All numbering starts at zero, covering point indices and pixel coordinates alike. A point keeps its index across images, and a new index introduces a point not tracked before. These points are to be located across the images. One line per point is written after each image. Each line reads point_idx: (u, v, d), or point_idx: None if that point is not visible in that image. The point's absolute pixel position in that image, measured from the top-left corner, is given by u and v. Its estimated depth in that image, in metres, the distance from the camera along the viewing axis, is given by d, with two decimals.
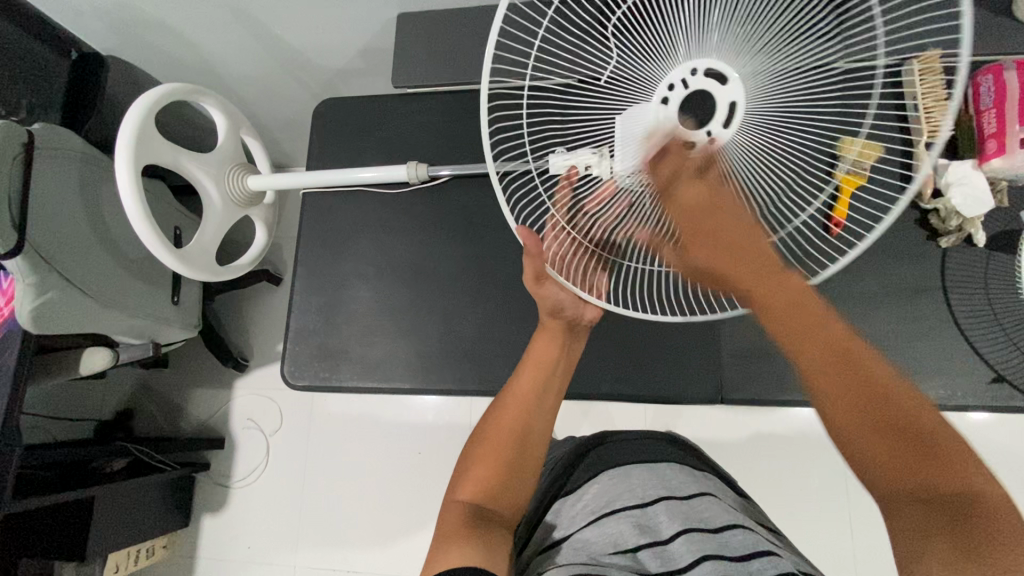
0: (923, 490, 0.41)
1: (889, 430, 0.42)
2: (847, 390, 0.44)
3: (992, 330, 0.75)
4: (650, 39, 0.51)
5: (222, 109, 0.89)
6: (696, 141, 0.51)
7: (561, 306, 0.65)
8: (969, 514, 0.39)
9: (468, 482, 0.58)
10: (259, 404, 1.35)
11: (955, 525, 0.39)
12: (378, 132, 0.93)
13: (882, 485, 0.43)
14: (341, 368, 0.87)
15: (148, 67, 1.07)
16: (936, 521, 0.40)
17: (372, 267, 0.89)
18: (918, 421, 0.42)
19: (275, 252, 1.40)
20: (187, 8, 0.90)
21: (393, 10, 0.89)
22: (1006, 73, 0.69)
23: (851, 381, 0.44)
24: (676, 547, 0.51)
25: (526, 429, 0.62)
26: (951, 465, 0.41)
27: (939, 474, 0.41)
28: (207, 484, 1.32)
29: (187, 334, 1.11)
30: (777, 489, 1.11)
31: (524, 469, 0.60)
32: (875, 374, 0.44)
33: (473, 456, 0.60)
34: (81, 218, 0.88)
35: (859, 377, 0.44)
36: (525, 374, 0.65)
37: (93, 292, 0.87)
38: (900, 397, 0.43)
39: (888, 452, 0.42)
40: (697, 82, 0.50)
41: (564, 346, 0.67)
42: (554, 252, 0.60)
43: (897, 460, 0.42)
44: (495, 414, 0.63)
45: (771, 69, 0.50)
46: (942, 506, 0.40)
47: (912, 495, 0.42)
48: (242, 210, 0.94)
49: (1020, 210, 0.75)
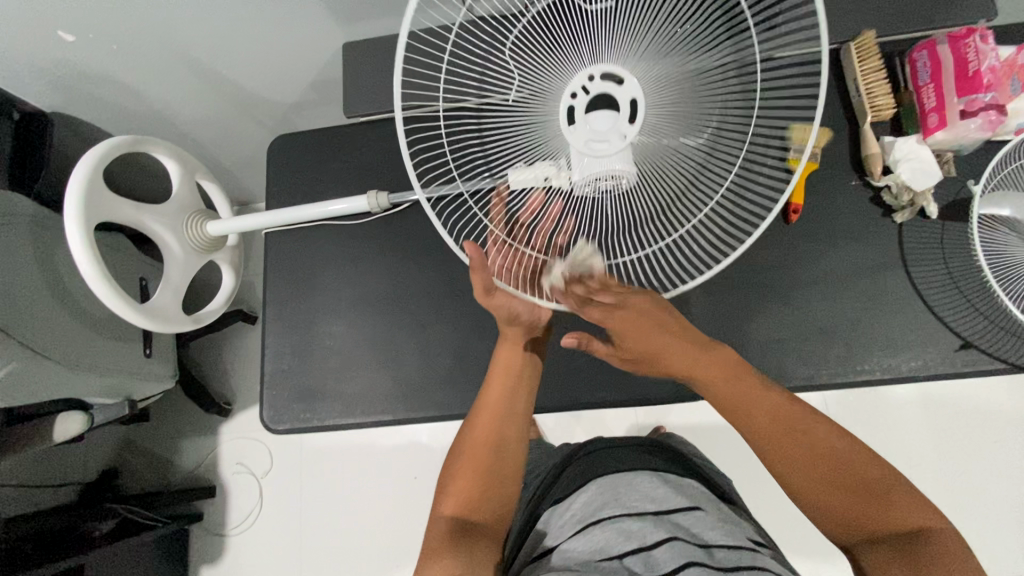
0: (874, 529, 0.51)
1: (841, 487, 0.52)
2: (790, 448, 0.54)
3: (954, 298, 0.77)
4: (546, 48, 0.56)
5: (174, 157, 0.88)
6: (608, 141, 0.54)
7: (516, 314, 0.62)
8: (915, 545, 0.48)
9: (450, 499, 0.58)
10: (248, 446, 1.32)
11: (906, 555, 0.48)
12: (335, 164, 0.92)
13: (846, 526, 0.52)
14: (320, 406, 0.85)
15: (96, 120, 1.04)
16: (891, 553, 0.49)
17: (342, 301, 0.88)
18: (877, 474, 0.52)
19: (247, 292, 1.38)
20: (128, 57, 0.89)
21: (339, 40, 0.90)
22: (939, 47, 0.71)
23: (790, 443, 0.54)
24: (660, 552, 0.51)
25: (503, 438, 0.62)
26: (896, 506, 0.51)
27: (886, 515, 0.51)
28: (202, 535, 1.29)
29: (163, 385, 1.10)
30: (771, 472, 1.12)
31: (502, 484, 0.59)
32: (825, 442, 0.54)
33: (452, 472, 0.61)
34: (39, 283, 0.86)
35: (805, 438, 0.54)
36: (494, 386, 0.65)
37: (59, 355, 0.85)
38: (853, 458, 0.53)
39: (836, 497, 0.52)
40: (596, 87, 0.54)
41: (526, 352, 0.67)
42: (499, 263, 0.62)
43: (848, 505, 0.52)
44: (469, 426, 0.63)
45: (663, 70, 0.54)
46: (890, 542, 0.50)
47: (870, 537, 0.51)
48: (203, 256, 0.92)
49: (968, 178, 0.77)
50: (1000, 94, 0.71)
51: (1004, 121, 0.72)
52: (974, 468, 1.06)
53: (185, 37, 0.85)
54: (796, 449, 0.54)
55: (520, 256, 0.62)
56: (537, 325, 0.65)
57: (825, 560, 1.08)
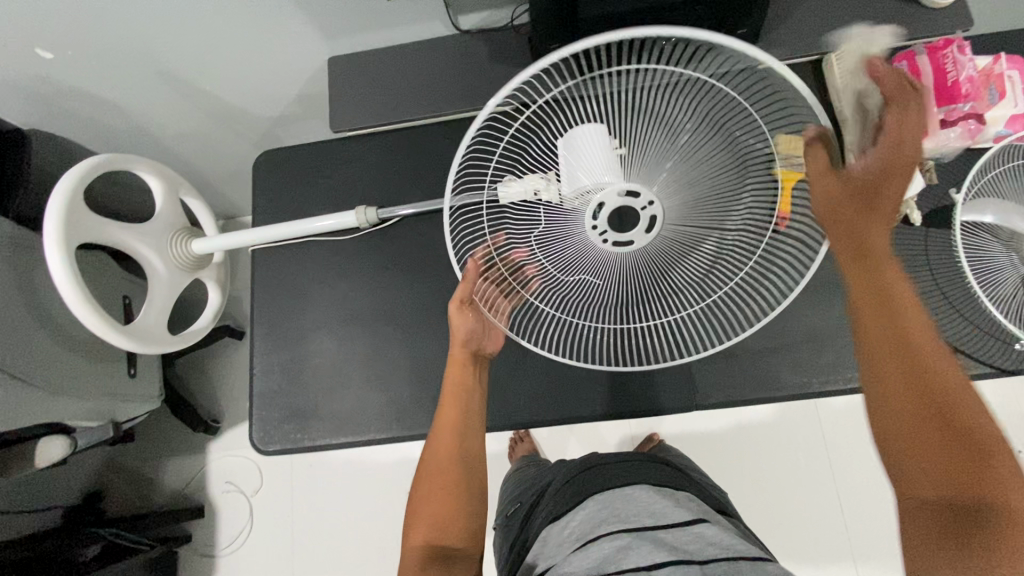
0: (916, 446, 0.44)
1: (921, 402, 0.45)
2: (884, 332, 0.48)
3: (940, 305, 0.78)
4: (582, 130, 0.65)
5: (157, 175, 0.86)
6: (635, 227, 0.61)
7: (472, 335, 0.71)
8: (956, 486, 0.42)
9: (421, 523, 0.59)
10: (237, 465, 1.30)
11: (938, 476, 0.43)
12: (322, 180, 0.92)
13: (887, 429, 0.46)
14: (311, 426, 0.84)
15: (75, 136, 1.02)
16: (918, 469, 0.44)
17: (332, 318, 0.87)
18: (975, 421, 0.43)
19: (235, 307, 1.36)
20: (108, 74, 0.87)
21: (324, 55, 0.89)
22: (919, 58, 0.72)
23: (892, 341, 0.47)
24: (661, 574, 0.49)
25: (463, 455, 0.64)
26: (968, 460, 0.42)
27: (953, 452, 0.42)
28: (191, 556, 1.26)
29: (149, 406, 1.08)
30: (766, 478, 1.12)
31: (471, 502, 0.61)
32: (935, 365, 0.45)
33: (421, 494, 0.61)
34: (18, 305, 0.84)
35: (903, 336, 0.47)
36: (446, 406, 0.68)
37: (39, 380, 0.83)
38: (951, 389, 0.45)
39: (920, 443, 0.44)
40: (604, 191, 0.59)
41: (472, 376, 0.71)
42: (487, 294, 0.70)
43: (907, 414, 0.45)
44: (429, 453, 0.65)
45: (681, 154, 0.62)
46: (932, 474, 0.43)
47: (907, 450, 0.44)
48: (190, 274, 0.91)
49: (949, 187, 0.79)
50: (980, 103, 0.72)
51: (983, 129, 0.73)
52: None
53: (169, 53, 0.84)
54: (890, 347, 0.47)
55: (491, 293, 0.70)
56: (481, 353, 0.73)
57: (821, 564, 1.08)
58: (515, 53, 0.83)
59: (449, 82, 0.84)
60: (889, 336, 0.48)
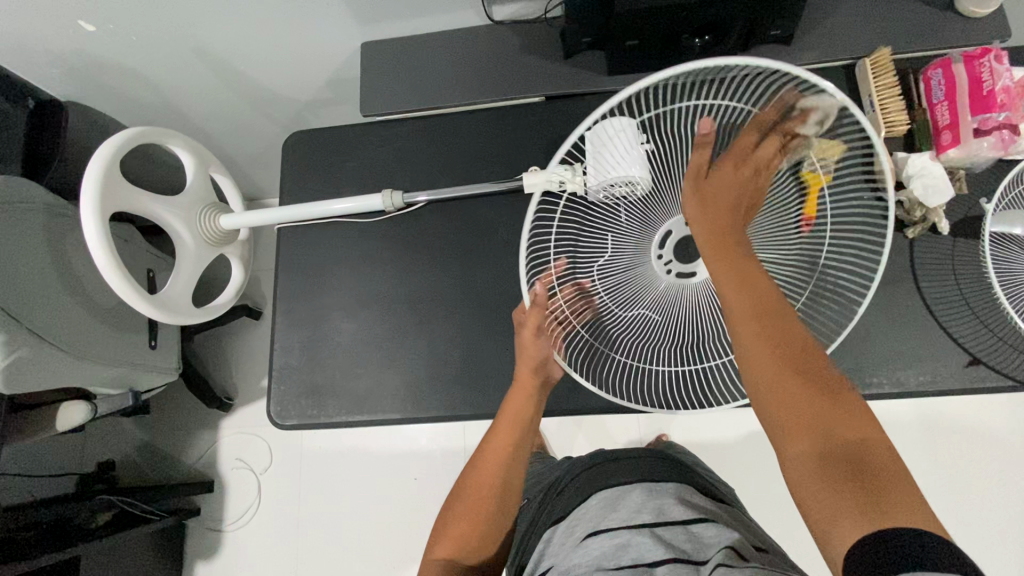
0: (822, 442, 0.45)
1: (806, 393, 0.47)
2: (764, 336, 0.51)
3: (963, 315, 0.78)
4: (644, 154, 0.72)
5: (189, 150, 0.88)
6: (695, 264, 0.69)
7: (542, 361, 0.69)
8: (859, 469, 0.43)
9: (446, 539, 0.61)
10: (248, 442, 1.32)
11: (838, 473, 0.43)
12: (348, 163, 0.93)
13: (780, 423, 0.48)
14: (326, 403, 0.85)
15: (110, 111, 1.05)
16: (818, 459, 0.45)
17: (353, 298, 0.88)
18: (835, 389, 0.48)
19: (254, 287, 1.39)
20: (146, 50, 0.89)
21: (356, 40, 0.91)
22: (955, 66, 0.72)
23: (771, 337, 0.51)
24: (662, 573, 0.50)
25: (502, 483, 0.64)
26: (852, 428, 0.45)
27: (838, 427, 0.45)
28: (198, 529, 1.28)
29: (168, 378, 1.10)
30: (774, 485, 1.12)
31: (496, 527, 0.62)
32: (804, 352, 0.50)
33: (449, 517, 0.63)
34: (50, 271, 0.86)
35: (782, 336, 0.51)
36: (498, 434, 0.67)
37: (66, 344, 0.85)
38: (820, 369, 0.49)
39: (802, 424, 0.47)
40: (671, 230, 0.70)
41: (536, 405, 0.69)
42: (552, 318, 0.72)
43: (794, 410, 0.47)
44: (471, 475, 0.65)
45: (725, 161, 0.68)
46: (832, 455, 0.44)
47: (818, 454, 0.45)
48: (215, 249, 0.92)
49: (979, 197, 0.79)
50: (1015, 114, 0.71)
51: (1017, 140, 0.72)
52: (975, 488, 1.07)
53: (208, 33, 0.86)
54: (771, 344, 0.50)
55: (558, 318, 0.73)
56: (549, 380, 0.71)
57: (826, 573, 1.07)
58: (546, 47, 0.84)
59: (479, 72, 0.85)
60: (773, 337, 0.51)
